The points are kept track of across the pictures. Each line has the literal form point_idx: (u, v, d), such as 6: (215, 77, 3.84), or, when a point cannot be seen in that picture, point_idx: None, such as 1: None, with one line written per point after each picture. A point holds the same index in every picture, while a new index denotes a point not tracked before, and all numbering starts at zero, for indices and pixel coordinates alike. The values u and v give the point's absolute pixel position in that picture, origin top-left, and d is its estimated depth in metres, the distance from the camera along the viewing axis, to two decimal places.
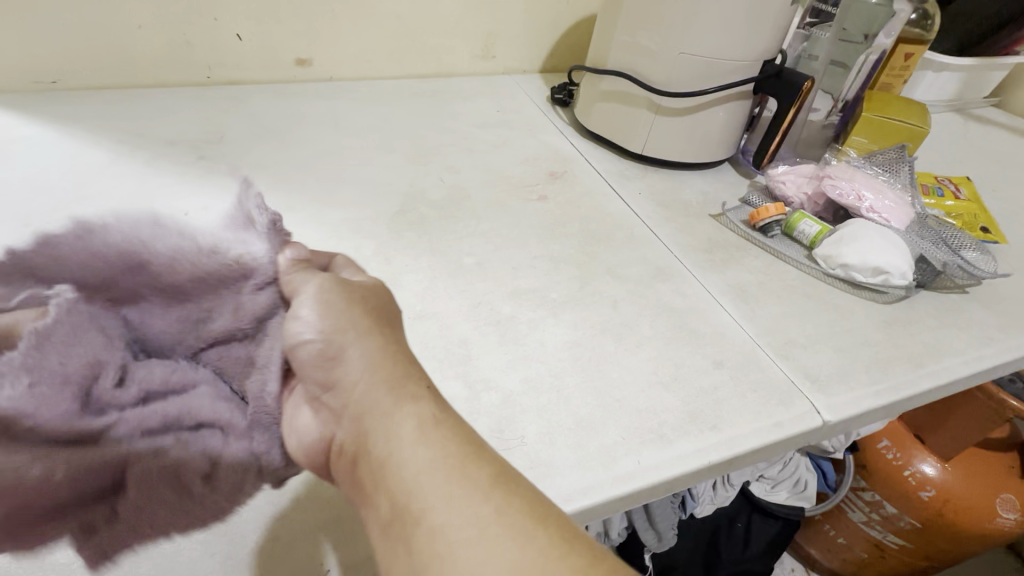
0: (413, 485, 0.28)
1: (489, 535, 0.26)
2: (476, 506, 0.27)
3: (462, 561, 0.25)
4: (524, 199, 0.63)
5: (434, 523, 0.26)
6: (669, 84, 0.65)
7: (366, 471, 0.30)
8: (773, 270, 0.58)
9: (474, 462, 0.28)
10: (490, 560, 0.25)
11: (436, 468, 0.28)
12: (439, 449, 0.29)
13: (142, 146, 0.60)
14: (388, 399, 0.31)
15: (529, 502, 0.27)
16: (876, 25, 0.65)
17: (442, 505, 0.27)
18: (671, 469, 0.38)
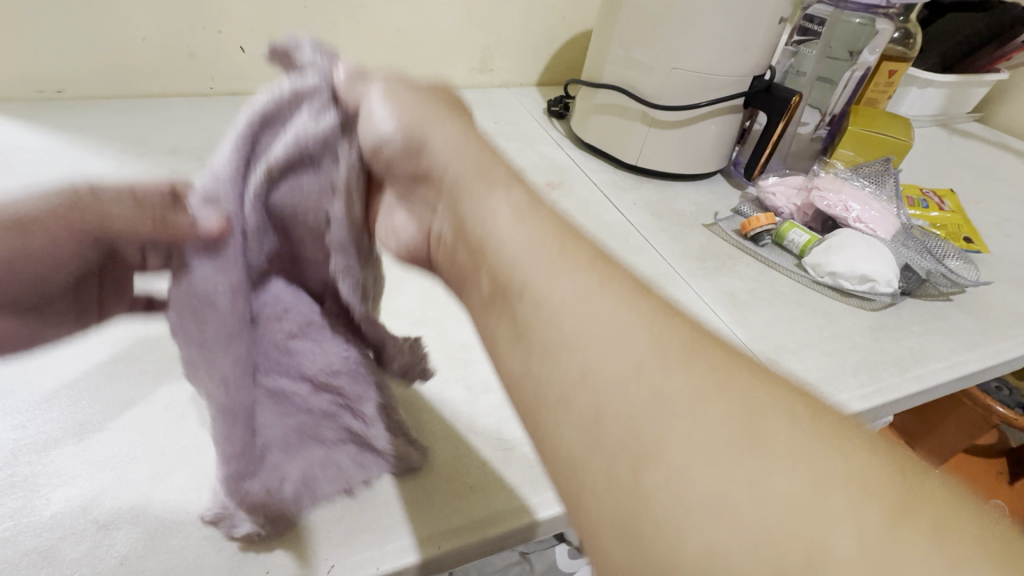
0: (513, 260, 0.27)
1: (591, 301, 0.24)
2: (574, 278, 0.25)
3: (564, 327, 0.24)
4: None
5: (537, 295, 0.25)
6: (662, 97, 0.67)
7: (466, 251, 0.30)
8: (764, 278, 0.59)
9: (572, 245, 0.27)
10: (595, 322, 0.23)
11: (534, 246, 0.27)
12: (536, 229, 0.28)
13: (146, 154, 0.62)
14: (479, 188, 0.30)
15: (628, 280, 0.26)
16: (861, 42, 0.67)
17: (545, 277, 0.26)
18: None
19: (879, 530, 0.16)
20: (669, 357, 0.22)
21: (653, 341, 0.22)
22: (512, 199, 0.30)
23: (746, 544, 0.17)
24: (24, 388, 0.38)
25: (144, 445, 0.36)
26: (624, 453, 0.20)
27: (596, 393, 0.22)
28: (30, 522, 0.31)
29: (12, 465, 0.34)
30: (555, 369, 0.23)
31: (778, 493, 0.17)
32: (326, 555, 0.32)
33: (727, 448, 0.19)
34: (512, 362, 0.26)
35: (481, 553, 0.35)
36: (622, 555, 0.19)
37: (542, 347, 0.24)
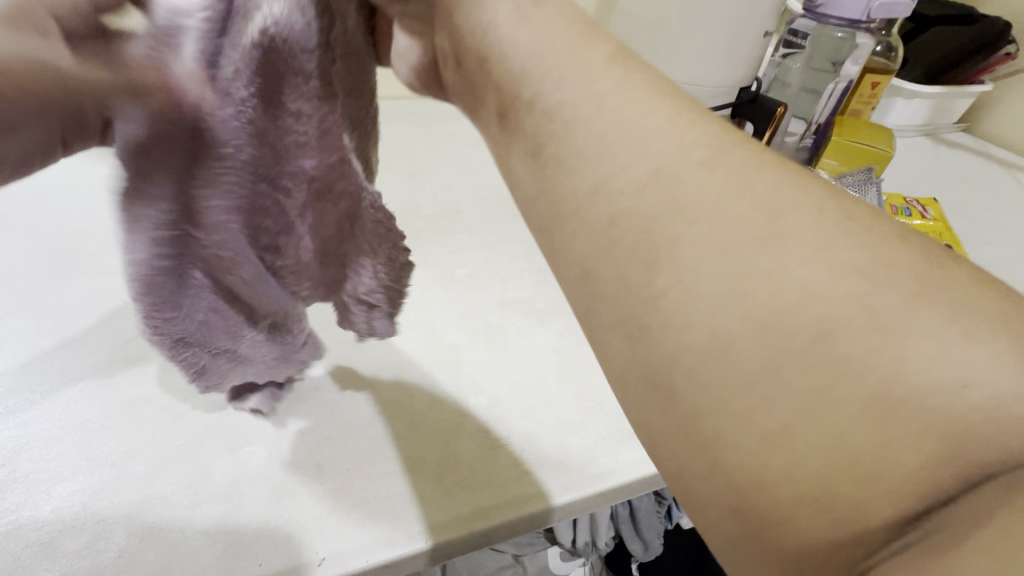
0: (522, 72, 0.21)
1: (609, 100, 0.19)
2: (593, 78, 0.20)
3: (579, 131, 0.19)
4: (514, 215, 0.66)
5: (549, 102, 0.20)
6: None
7: (472, 71, 0.24)
8: None
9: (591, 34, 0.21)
10: (612, 122, 0.19)
11: (550, 41, 0.21)
12: (544, 22, 0.21)
13: None
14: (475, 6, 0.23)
15: (648, 74, 0.21)
16: (841, 54, 0.69)
17: (556, 82, 0.20)
18: (647, 468, 0.40)
19: (888, 306, 0.15)
20: (697, 158, 0.18)
21: (674, 132, 0.19)
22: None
23: (756, 330, 0.16)
24: (25, 387, 0.39)
25: (142, 443, 0.37)
26: (631, 252, 0.18)
27: (608, 197, 0.18)
28: (32, 516, 0.33)
29: (15, 461, 0.35)
30: (566, 180, 0.19)
31: (796, 280, 0.16)
32: (319, 549, 0.33)
33: (747, 240, 0.16)
34: (525, 185, 0.21)
35: (466, 549, 0.36)
36: (626, 359, 0.18)
37: (556, 162, 0.20)
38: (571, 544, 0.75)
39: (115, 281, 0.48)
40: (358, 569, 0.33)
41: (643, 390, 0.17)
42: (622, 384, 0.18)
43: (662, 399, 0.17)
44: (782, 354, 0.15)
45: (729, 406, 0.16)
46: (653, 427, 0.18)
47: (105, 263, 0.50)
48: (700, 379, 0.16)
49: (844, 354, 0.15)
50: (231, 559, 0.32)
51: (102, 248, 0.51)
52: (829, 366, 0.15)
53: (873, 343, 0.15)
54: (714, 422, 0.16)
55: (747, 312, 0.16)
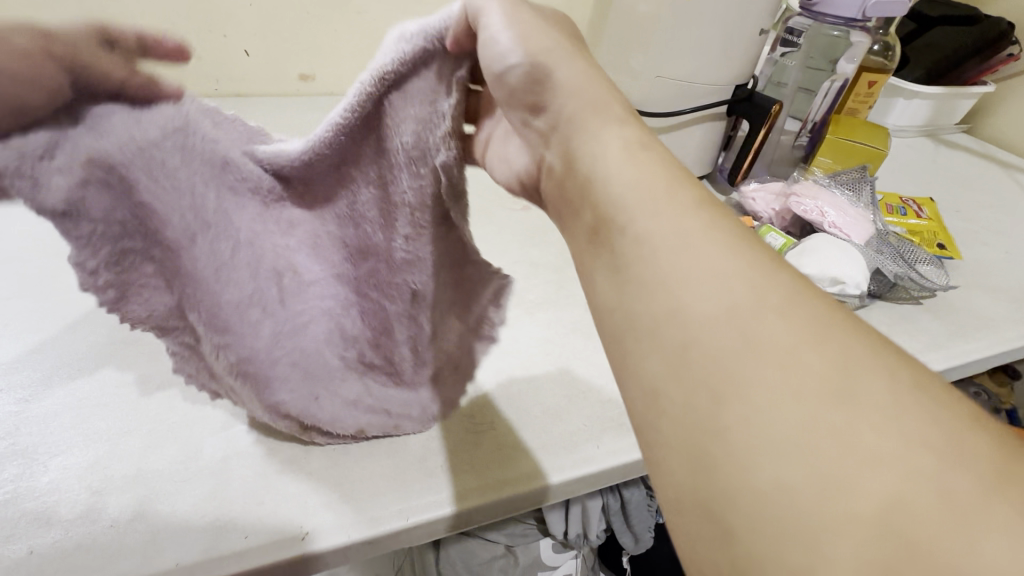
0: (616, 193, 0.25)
1: (692, 245, 0.23)
2: (664, 221, 0.24)
3: (664, 267, 0.23)
4: (509, 208, 0.68)
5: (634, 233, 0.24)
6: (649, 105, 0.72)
7: (569, 192, 0.28)
8: None
9: (608, 127, 0.27)
10: (692, 272, 0.22)
11: (641, 184, 0.25)
12: (644, 169, 0.25)
13: None
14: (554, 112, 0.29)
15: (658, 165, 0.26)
16: (837, 52, 0.69)
17: (649, 213, 0.24)
18: (627, 454, 0.41)
19: (964, 492, 0.17)
20: (773, 305, 0.21)
21: (759, 293, 0.21)
22: (620, 141, 0.26)
23: (820, 482, 0.18)
24: (27, 364, 0.41)
25: (136, 420, 0.38)
26: (705, 386, 0.20)
27: (678, 336, 0.21)
28: (29, 486, 0.34)
29: (15, 435, 0.36)
30: (649, 305, 0.23)
31: (861, 447, 0.18)
32: (302, 523, 0.34)
33: (810, 405, 0.19)
34: (604, 292, 0.25)
35: (449, 528, 0.37)
36: (689, 488, 0.20)
37: (641, 282, 0.23)
38: (562, 536, 0.76)
39: None
40: (342, 543, 0.34)
41: (701, 520, 0.19)
42: (679, 506, 0.20)
43: (710, 523, 0.19)
44: (848, 514, 0.17)
45: (780, 548, 0.18)
46: (703, 556, 0.19)
47: None
48: (751, 516, 0.18)
49: (916, 534, 0.16)
50: (218, 533, 0.33)
51: None
52: (896, 540, 0.16)
53: (924, 521, 0.16)
54: (764, 565, 0.18)
55: (809, 465, 0.18)
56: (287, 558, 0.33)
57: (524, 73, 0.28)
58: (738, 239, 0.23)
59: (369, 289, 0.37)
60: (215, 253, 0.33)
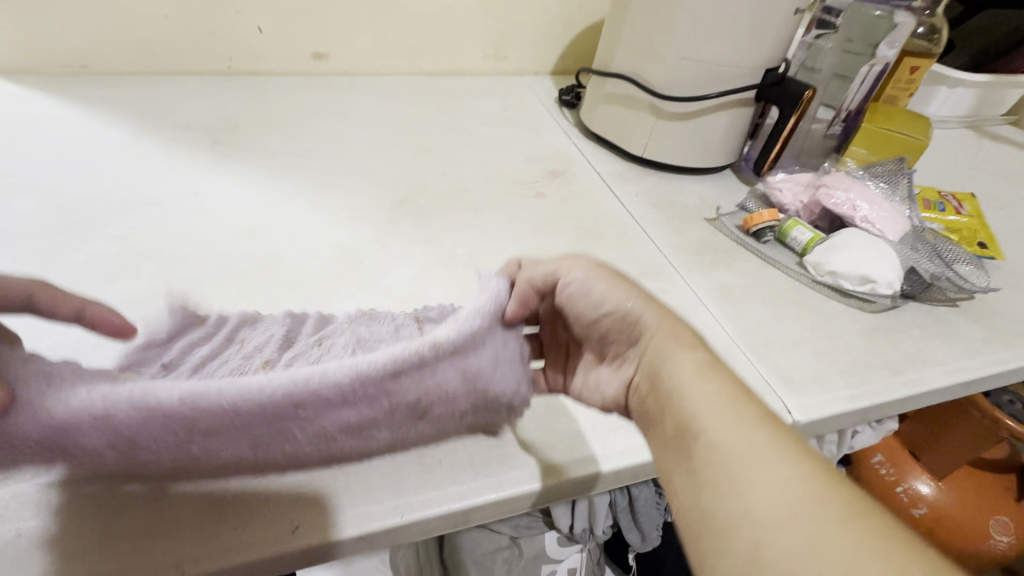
0: (665, 366, 0.35)
1: (757, 458, 0.29)
2: (727, 426, 0.30)
3: (705, 424, 0.31)
4: (521, 195, 0.66)
5: (687, 401, 0.32)
6: (672, 89, 0.68)
7: (655, 401, 0.35)
8: (763, 274, 0.58)
9: (682, 350, 0.35)
10: (717, 421, 0.31)
11: (713, 398, 0.32)
12: (717, 384, 0.32)
13: (161, 129, 0.66)
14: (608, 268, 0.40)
15: (730, 385, 0.32)
16: (879, 34, 0.65)
17: (698, 389, 0.32)
18: (632, 457, 0.39)
19: None
20: (826, 510, 0.26)
21: (768, 436, 0.29)
22: (695, 359, 0.34)
23: None
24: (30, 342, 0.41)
25: None
26: None
27: (753, 504, 0.27)
28: None
29: None
30: (716, 506, 0.29)
31: None
32: (293, 516, 0.33)
33: (787, 523, 0.26)
34: (681, 488, 0.31)
35: (442, 525, 0.36)
36: None
37: (684, 436, 0.32)
38: (567, 530, 0.75)
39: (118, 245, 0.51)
40: (331, 539, 0.33)
41: None
42: None
43: None
44: None
45: None
46: None
47: (111, 229, 0.52)
48: None
49: None
50: (210, 520, 0.32)
51: (112, 213, 0.54)
52: None
53: None
54: None
55: None
56: (275, 552, 0.32)
57: (616, 318, 0.38)
58: (782, 447, 0.29)
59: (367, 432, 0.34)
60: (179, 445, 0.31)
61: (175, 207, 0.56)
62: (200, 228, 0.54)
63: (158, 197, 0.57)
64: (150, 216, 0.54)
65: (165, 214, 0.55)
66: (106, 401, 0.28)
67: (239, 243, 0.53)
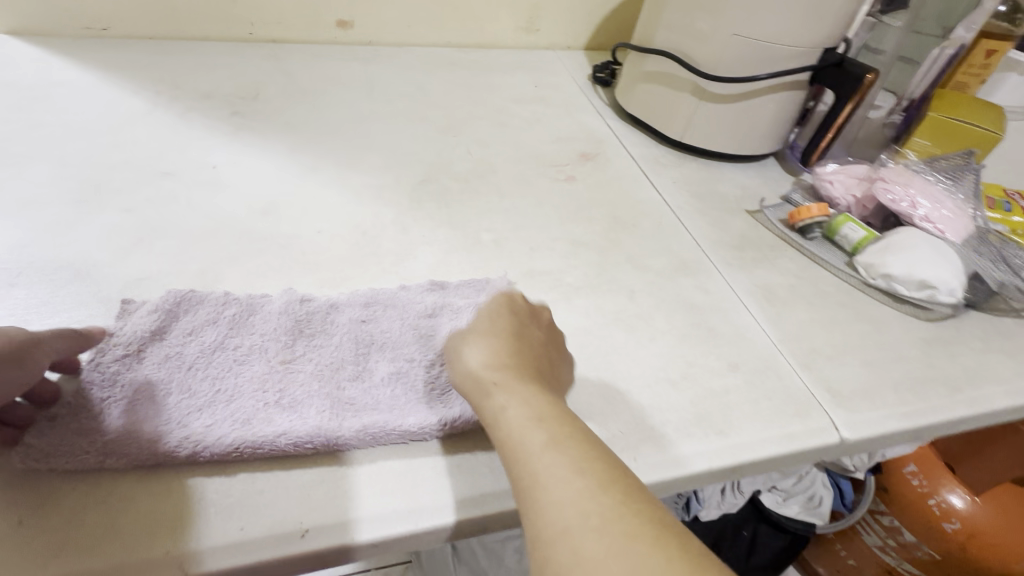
0: (518, 420, 0.32)
1: (554, 467, 0.29)
2: (536, 446, 0.30)
3: (550, 493, 0.28)
4: (550, 178, 0.62)
5: (534, 471, 0.29)
6: (718, 68, 0.63)
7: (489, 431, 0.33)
8: (809, 274, 0.54)
9: (505, 382, 0.34)
10: (564, 488, 0.28)
11: (526, 418, 0.31)
12: (525, 402, 0.32)
13: (181, 98, 0.64)
14: (479, 323, 0.38)
15: (546, 403, 0.32)
16: (955, 16, 0.60)
17: (541, 459, 0.30)
18: (665, 472, 0.35)
19: None
20: (603, 509, 0.27)
21: (563, 444, 0.30)
22: (515, 388, 0.33)
23: None
24: (37, 318, 0.40)
25: None
26: None
27: (550, 514, 0.28)
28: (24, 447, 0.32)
29: None
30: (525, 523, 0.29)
31: None
32: (302, 518, 0.32)
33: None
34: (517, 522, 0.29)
35: (458, 534, 0.34)
36: None
37: (530, 509, 0.29)
38: None
39: (131, 218, 0.49)
40: (343, 544, 0.31)
41: None
42: None
43: None
44: None
45: None
46: None
47: (126, 201, 0.50)
48: None
49: None
50: (216, 517, 0.31)
51: (127, 184, 0.52)
52: None
53: None
54: None
55: None
56: (283, 556, 0.30)
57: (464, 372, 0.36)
58: (580, 451, 0.30)
59: (371, 358, 0.38)
60: (218, 364, 0.36)
61: (190, 179, 0.54)
62: (216, 202, 0.52)
63: (174, 168, 0.55)
64: (164, 188, 0.52)
65: (180, 187, 0.53)
66: (181, 296, 0.40)
67: (255, 220, 0.51)
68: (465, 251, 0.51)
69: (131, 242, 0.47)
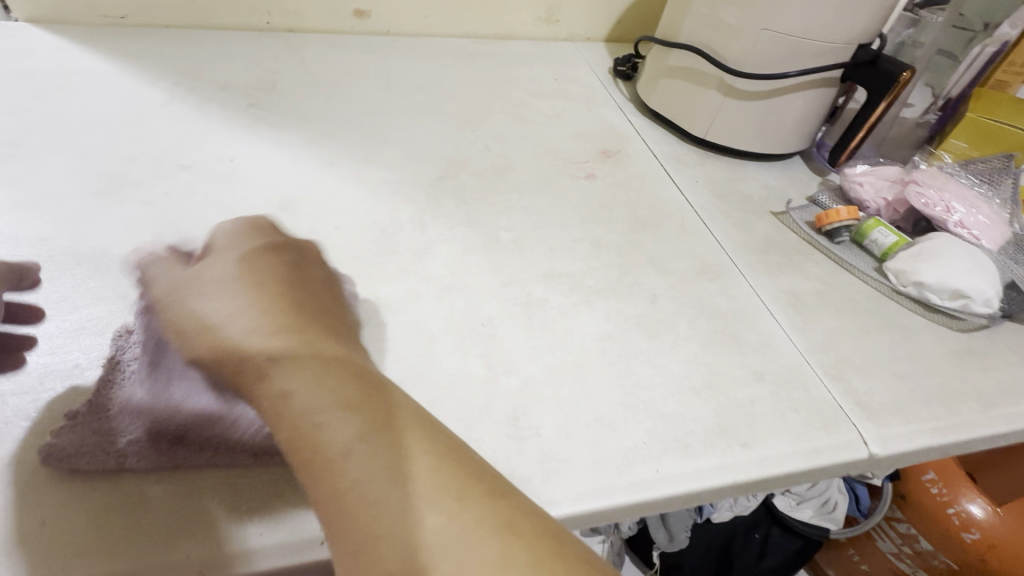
0: (305, 411, 0.30)
1: (376, 464, 0.28)
2: (349, 437, 0.29)
3: (372, 497, 0.27)
4: (570, 175, 0.61)
5: (349, 470, 0.28)
6: (746, 64, 0.61)
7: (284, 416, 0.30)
8: (836, 280, 0.52)
9: (316, 362, 0.32)
10: (386, 486, 0.27)
11: (335, 407, 0.30)
12: (336, 385, 0.31)
13: (197, 89, 0.63)
14: (223, 292, 0.35)
15: (353, 383, 0.31)
16: (1000, 13, 0.56)
17: (356, 466, 0.28)
18: (689, 485, 0.35)
19: None
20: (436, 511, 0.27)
21: (376, 436, 0.29)
22: (323, 372, 0.31)
23: None
24: (58, 313, 0.40)
25: None
26: None
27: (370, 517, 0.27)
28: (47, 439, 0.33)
29: (38, 389, 0.35)
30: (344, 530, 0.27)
31: None
32: (321, 525, 0.31)
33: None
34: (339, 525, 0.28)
35: None
36: None
37: (343, 522, 0.27)
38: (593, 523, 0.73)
39: (150, 212, 0.48)
40: None
41: None
42: None
43: None
44: None
45: None
46: None
47: (144, 194, 0.50)
48: None
49: None
50: (234, 521, 0.31)
51: (146, 177, 0.52)
52: None
53: None
54: None
55: None
56: (302, 564, 0.30)
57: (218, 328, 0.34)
58: (395, 442, 0.29)
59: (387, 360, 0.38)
60: None
61: (208, 172, 0.54)
62: (233, 196, 0.52)
63: (192, 161, 0.54)
64: (183, 182, 0.52)
65: (198, 180, 0.52)
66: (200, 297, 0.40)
67: (272, 215, 0.50)
68: (482, 250, 0.50)
69: (149, 236, 0.46)
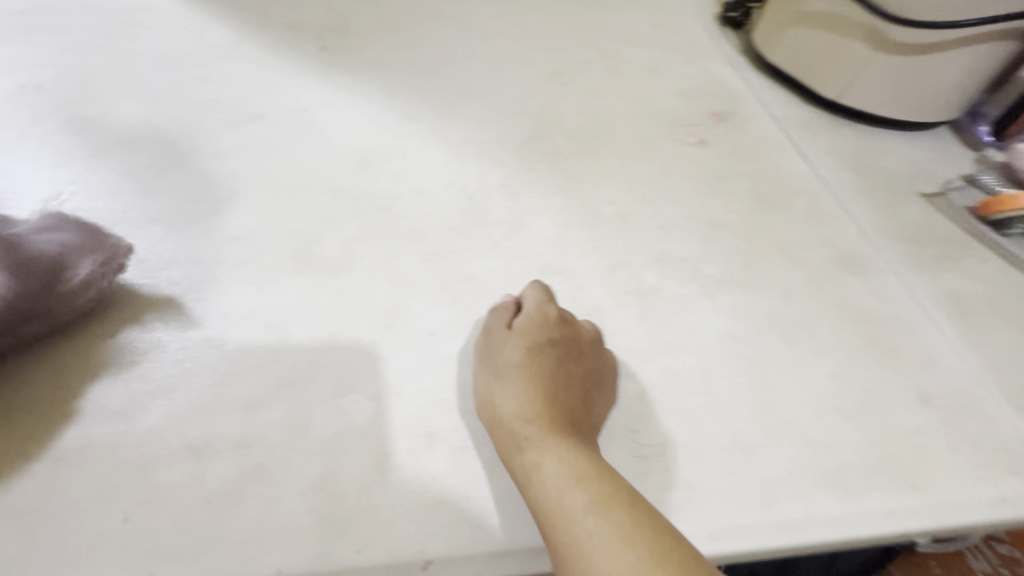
0: (548, 478, 0.27)
1: (601, 537, 0.25)
2: (578, 507, 0.26)
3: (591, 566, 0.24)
4: (678, 140, 0.53)
5: (574, 534, 0.25)
6: (910, 11, 0.50)
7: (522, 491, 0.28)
8: (1008, 282, 0.43)
9: (555, 444, 0.28)
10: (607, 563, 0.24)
11: (564, 475, 0.27)
12: (561, 455, 0.28)
13: (265, 29, 0.58)
14: (501, 366, 0.32)
15: (594, 464, 0.28)
16: None
17: (585, 530, 0.25)
18: (850, 532, 0.29)
19: None
20: None
21: (600, 507, 0.26)
22: (559, 443, 0.28)
23: None
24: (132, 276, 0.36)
25: (233, 366, 0.33)
26: None
27: None
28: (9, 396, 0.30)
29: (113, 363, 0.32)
30: None
31: None
32: (424, 546, 0.27)
33: None
34: None
35: None
36: None
37: None
38: None
39: (222, 166, 0.44)
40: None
41: None
42: None
43: None
44: None
45: None
46: None
47: (215, 146, 0.46)
48: None
49: None
50: (330, 535, 0.27)
51: (216, 126, 0.47)
52: None
53: None
54: None
55: None
56: None
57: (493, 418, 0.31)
58: (626, 520, 0.25)
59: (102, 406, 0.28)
60: None
61: (280, 122, 0.49)
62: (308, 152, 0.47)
63: (264, 111, 0.50)
64: (253, 133, 0.47)
65: (271, 132, 0.48)
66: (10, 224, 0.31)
67: (352, 174, 0.45)
68: (585, 225, 0.44)
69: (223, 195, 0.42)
